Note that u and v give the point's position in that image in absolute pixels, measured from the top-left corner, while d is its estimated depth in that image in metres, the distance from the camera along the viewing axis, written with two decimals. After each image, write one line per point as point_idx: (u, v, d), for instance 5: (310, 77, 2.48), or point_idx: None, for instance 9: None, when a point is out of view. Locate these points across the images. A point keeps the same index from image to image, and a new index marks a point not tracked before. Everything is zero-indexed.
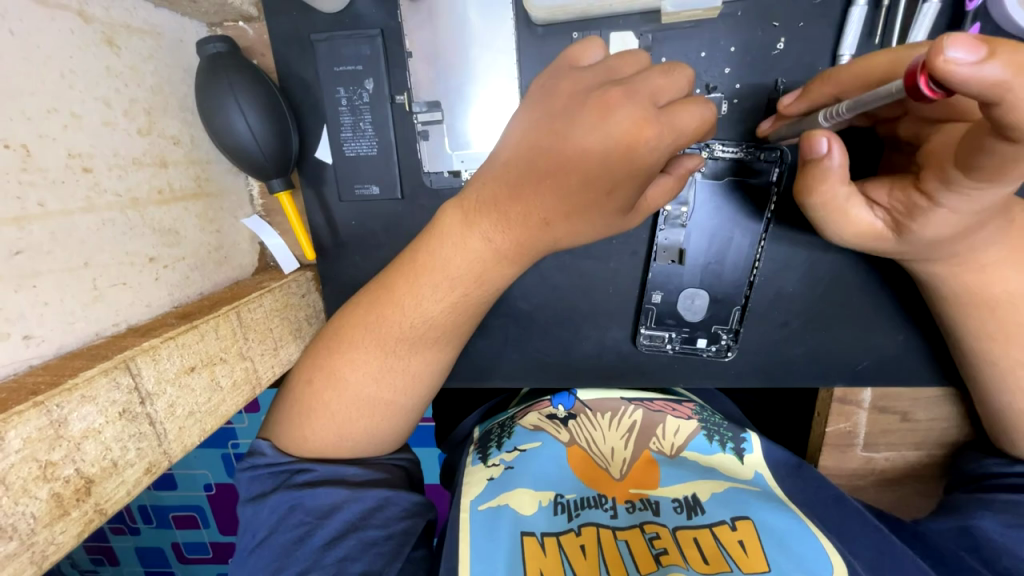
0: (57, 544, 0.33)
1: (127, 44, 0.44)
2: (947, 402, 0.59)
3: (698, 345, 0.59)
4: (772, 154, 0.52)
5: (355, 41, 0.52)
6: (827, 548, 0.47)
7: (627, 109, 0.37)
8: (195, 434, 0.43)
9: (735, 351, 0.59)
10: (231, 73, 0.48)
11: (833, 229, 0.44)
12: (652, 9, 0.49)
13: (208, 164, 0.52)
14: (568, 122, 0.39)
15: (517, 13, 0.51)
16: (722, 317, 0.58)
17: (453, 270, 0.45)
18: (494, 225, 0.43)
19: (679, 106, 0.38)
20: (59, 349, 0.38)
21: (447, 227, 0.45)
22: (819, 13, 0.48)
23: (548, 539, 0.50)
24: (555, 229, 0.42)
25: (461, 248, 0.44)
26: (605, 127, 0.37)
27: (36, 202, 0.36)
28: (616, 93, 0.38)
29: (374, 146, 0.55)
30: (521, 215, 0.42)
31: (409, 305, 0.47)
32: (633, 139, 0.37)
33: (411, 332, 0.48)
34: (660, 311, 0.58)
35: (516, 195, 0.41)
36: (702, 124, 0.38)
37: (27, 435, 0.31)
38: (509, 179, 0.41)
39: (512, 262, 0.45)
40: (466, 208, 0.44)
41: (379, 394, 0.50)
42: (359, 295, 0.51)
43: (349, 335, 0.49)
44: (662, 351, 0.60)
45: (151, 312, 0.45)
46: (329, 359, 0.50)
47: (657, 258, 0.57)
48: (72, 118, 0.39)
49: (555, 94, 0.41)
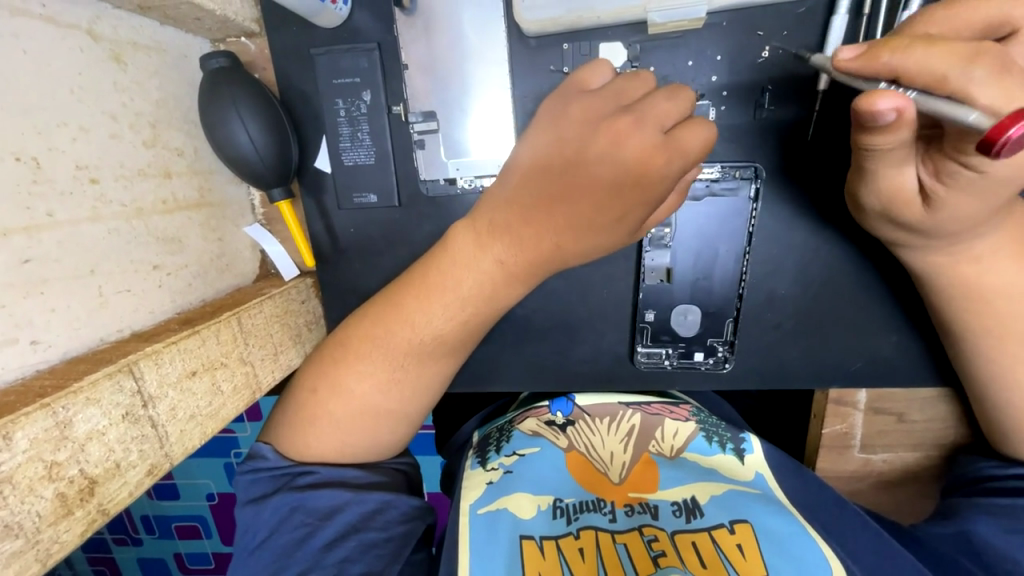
0: (61, 543, 0.34)
1: (133, 60, 0.45)
2: (943, 403, 0.59)
3: (696, 358, 0.60)
4: (747, 172, 0.54)
5: (352, 55, 0.54)
6: (825, 552, 0.48)
7: (637, 137, 0.39)
8: (197, 437, 0.44)
9: (732, 362, 0.59)
10: (236, 88, 0.50)
11: (873, 181, 0.42)
12: (639, 20, 0.50)
13: (211, 174, 0.53)
14: (584, 147, 0.41)
15: (509, 26, 0.52)
16: (715, 330, 0.59)
17: (464, 291, 0.46)
18: (507, 248, 0.44)
19: (682, 129, 0.40)
20: (64, 353, 0.39)
21: (460, 251, 0.46)
22: (803, 21, 0.49)
23: (548, 543, 0.50)
24: (566, 253, 0.43)
25: (472, 267, 0.45)
26: (620, 154, 0.39)
27: (44, 211, 0.38)
28: (626, 120, 0.40)
29: (372, 155, 0.56)
30: (534, 241, 0.43)
31: (418, 322, 0.48)
32: (645, 165, 0.39)
33: (421, 350, 0.49)
34: (654, 329, 0.60)
35: (528, 219, 0.42)
36: (706, 145, 0.40)
37: (33, 435, 0.32)
38: (522, 202, 0.42)
39: (523, 283, 0.46)
40: (479, 231, 0.45)
41: (391, 408, 0.51)
42: (369, 307, 0.51)
43: (359, 354, 0.50)
44: (661, 367, 0.61)
45: (154, 318, 0.46)
46: (337, 375, 0.50)
47: (645, 279, 0.58)
48: (80, 131, 0.40)
49: (566, 119, 0.42)
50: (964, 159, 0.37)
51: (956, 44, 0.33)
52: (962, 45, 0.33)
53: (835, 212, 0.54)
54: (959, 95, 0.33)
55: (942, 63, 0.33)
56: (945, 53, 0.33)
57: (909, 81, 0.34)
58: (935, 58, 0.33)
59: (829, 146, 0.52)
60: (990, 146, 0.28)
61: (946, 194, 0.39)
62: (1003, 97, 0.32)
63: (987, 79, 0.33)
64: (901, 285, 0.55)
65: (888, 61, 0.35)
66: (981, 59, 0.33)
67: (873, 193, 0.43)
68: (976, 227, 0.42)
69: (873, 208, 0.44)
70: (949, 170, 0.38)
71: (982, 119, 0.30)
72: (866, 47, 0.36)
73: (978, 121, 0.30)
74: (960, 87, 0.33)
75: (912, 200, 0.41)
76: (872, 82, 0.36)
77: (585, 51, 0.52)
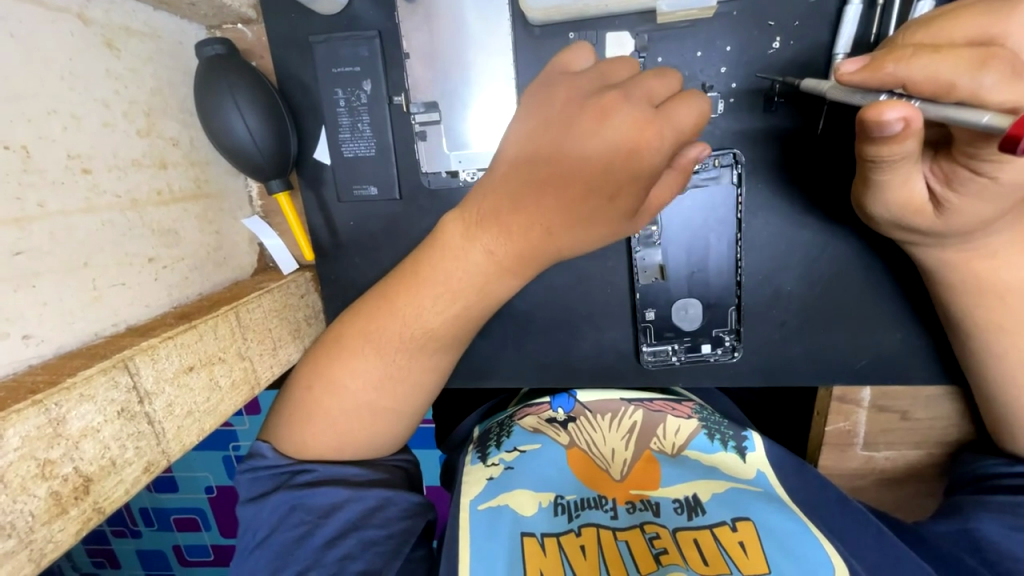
0: (55, 543, 0.33)
1: (127, 46, 0.44)
2: (948, 401, 0.58)
3: (704, 351, 0.59)
4: (726, 158, 0.53)
5: (353, 42, 0.53)
6: (827, 549, 0.48)
7: (627, 112, 0.39)
8: (194, 433, 0.43)
9: (740, 351, 0.58)
10: (230, 74, 0.48)
11: (882, 196, 0.41)
12: (648, 9, 0.49)
13: (207, 165, 0.52)
14: (571, 126, 0.40)
15: (514, 14, 0.51)
16: (718, 321, 0.58)
17: (455, 284, 0.45)
18: (496, 239, 0.43)
19: (675, 103, 0.39)
20: (58, 348, 0.38)
21: (448, 240, 0.45)
22: (813, 13, 0.49)
23: (548, 539, 0.50)
24: (559, 240, 0.42)
25: (461, 261, 0.45)
26: (609, 131, 0.39)
27: (35, 202, 0.37)
28: (613, 96, 0.39)
29: (372, 146, 0.55)
30: (523, 227, 0.42)
31: (410, 314, 0.47)
32: (635, 143, 0.38)
33: (410, 341, 0.48)
34: (657, 327, 0.59)
35: (516, 205, 0.41)
36: (700, 118, 0.39)
37: (25, 433, 0.31)
38: (511, 190, 0.41)
39: (514, 274, 0.45)
40: (467, 222, 0.44)
41: (378, 400, 0.49)
42: (360, 303, 0.51)
43: (350, 343, 0.49)
44: (669, 364, 0.60)
45: (151, 312, 0.45)
46: (328, 367, 0.50)
47: (640, 278, 0.58)
48: (72, 119, 0.39)
49: (551, 100, 0.41)
50: (977, 164, 0.37)
51: (963, 50, 0.33)
52: (971, 51, 0.33)
53: (843, 207, 0.53)
54: (971, 100, 0.33)
55: (950, 70, 0.33)
56: (953, 62, 0.33)
57: (918, 90, 0.34)
58: (944, 66, 0.33)
59: (839, 140, 0.52)
60: (1014, 145, 0.28)
61: (960, 203, 0.39)
62: (1016, 100, 0.32)
63: (1000, 84, 0.32)
64: (909, 280, 0.54)
65: (895, 71, 0.34)
66: (992, 64, 0.32)
67: (882, 206, 0.42)
68: (989, 223, 0.41)
69: (882, 218, 0.44)
70: (960, 178, 0.38)
71: (999, 119, 0.29)
72: (868, 58, 0.36)
73: (995, 123, 0.29)
74: (974, 93, 0.33)
75: (923, 208, 0.41)
76: (872, 94, 0.36)
77: (592, 40, 0.51)
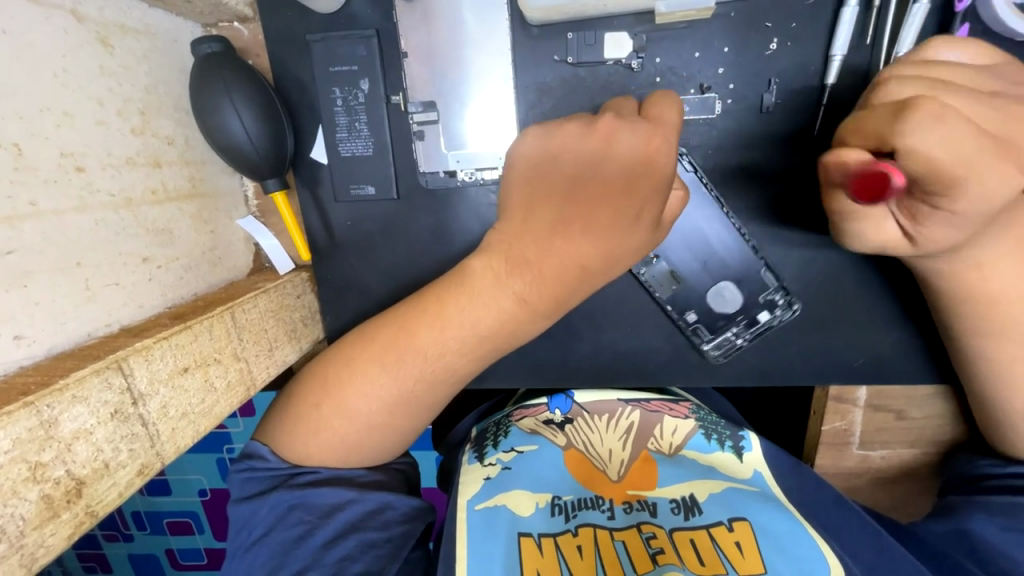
0: (46, 547, 0.32)
1: (120, 43, 0.44)
2: (940, 400, 0.58)
3: (765, 319, 0.57)
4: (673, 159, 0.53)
5: (350, 41, 0.52)
6: (825, 550, 0.47)
7: (625, 131, 0.42)
8: (189, 435, 0.42)
9: (796, 300, 0.56)
10: (226, 74, 0.48)
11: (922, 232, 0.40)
12: (646, 10, 0.49)
13: (203, 164, 0.52)
14: (581, 157, 0.43)
15: (513, 14, 0.51)
16: (759, 287, 0.56)
17: (484, 329, 0.46)
18: (528, 285, 0.44)
19: (653, 108, 0.43)
20: (50, 349, 0.37)
21: (478, 283, 0.46)
22: (810, 14, 0.49)
23: (546, 539, 0.50)
24: (593, 276, 0.44)
25: (493, 307, 0.45)
26: (618, 155, 0.42)
27: (27, 200, 0.36)
28: (606, 121, 0.43)
29: (370, 146, 0.55)
30: (557, 268, 0.43)
31: (433, 350, 0.47)
32: (647, 154, 0.41)
33: (432, 373, 0.48)
34: (706, 322, 0.58)
35: (547, 247, 0.43)
36: (680, 109, 0.43)
37: (16, 435, 0.30)
38: (536, 231, 0.44)
39: (546, 316, 0.46)
40: (497, 269, 0.45)
41: (390, 418, 0.49)
42: (372, 331, 0.49)
43: (362, 367, 0.48)
44: (737, 346, 0.58)
45: (144, 312, 0.44)
46: (337, 391, 0.48)
47: (658, 292, 0.58)
48: (65, 117, 0.39)
49: (552, 138, 0.44)
50: None
51: None
52: None
53: None
54: None
55: None
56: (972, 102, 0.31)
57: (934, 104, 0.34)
58: None
59: None
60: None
61: None
62: None
63: None
64: (904, 279, 0.54)
65: None
66: None
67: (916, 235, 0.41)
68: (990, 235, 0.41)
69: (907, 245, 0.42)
70: None
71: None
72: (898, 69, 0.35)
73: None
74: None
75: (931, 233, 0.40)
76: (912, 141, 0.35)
77: (590, 41, 0.51)
